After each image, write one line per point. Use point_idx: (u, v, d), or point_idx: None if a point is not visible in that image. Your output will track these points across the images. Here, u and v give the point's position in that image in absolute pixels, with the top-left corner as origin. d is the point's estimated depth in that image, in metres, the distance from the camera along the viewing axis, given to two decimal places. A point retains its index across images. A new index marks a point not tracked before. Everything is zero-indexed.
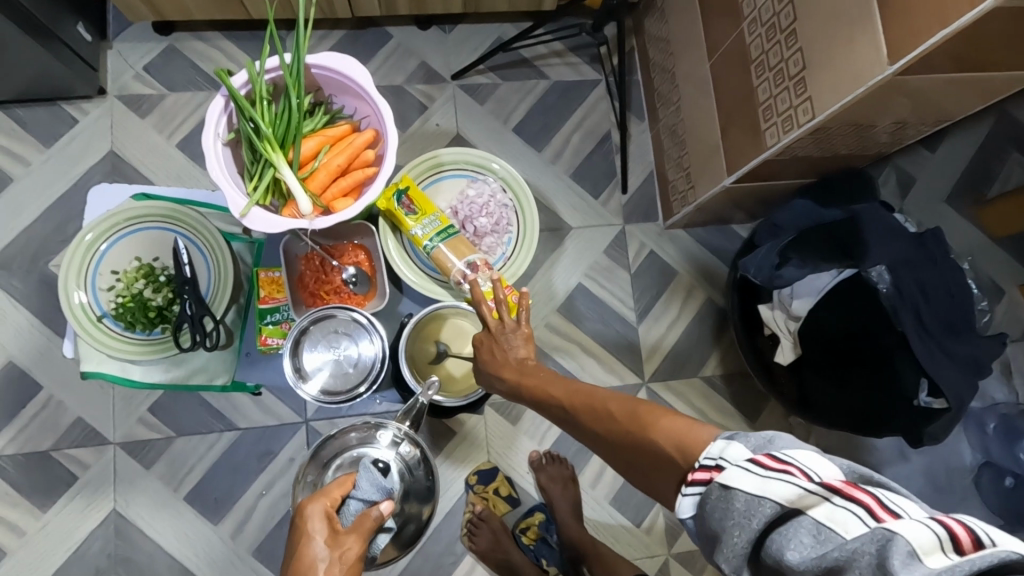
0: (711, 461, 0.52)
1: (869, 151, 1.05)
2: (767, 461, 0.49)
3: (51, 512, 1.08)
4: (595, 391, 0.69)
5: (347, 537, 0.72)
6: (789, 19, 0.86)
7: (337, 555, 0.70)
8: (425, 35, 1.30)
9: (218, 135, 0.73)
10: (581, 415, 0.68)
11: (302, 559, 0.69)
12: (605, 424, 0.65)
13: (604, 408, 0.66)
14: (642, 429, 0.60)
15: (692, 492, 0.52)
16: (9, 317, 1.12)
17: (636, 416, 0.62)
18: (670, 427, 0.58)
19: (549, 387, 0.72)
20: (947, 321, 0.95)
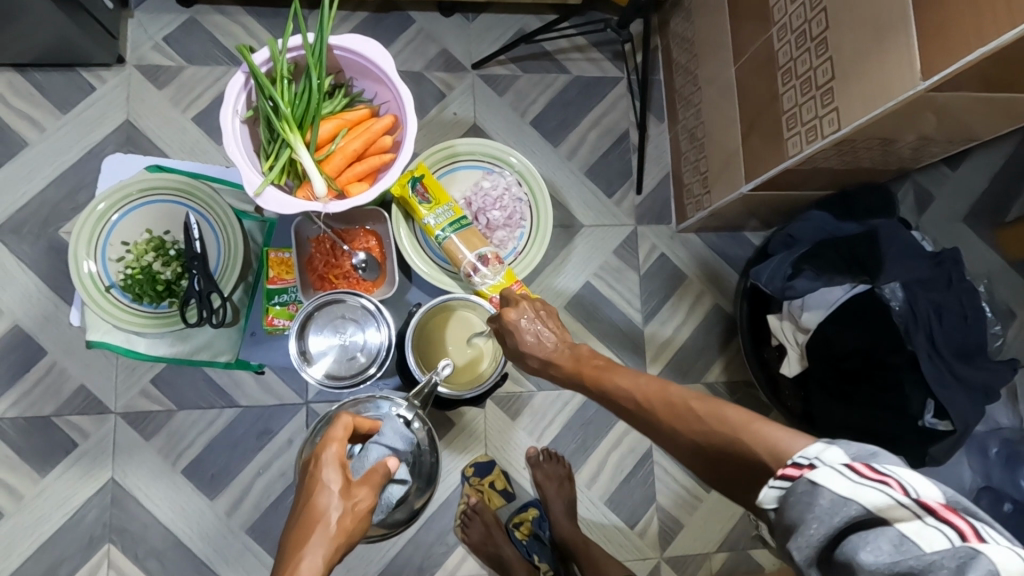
0: (805, 460, 0.49)
1: (890, 167, 1.03)
2: (865, 470, 0.47)
3: (50, 478, 1.09)
4: (668, 386, 0.65)
5: (359, 488, 0.65)
6: (820, 27, 0.84)
7: (352, 506, 0.63)
8: (447, 22, 1.28)
9: (237, 112, 0.72)
10: (656, 413, 0.63)
11: (312, 509, 0.62)
12: (687, 426, 0.60)
13: (683, 407, 0.61)
14: (736, 435, 0.56)
15: (779, 486, 0.50)
16: (17, 281, 1.12)
17: (725, 421, 0.58)
18: (771, 437, 0.54)
19: (612, 378, 0.70)
20: (960, 347, 0.95)
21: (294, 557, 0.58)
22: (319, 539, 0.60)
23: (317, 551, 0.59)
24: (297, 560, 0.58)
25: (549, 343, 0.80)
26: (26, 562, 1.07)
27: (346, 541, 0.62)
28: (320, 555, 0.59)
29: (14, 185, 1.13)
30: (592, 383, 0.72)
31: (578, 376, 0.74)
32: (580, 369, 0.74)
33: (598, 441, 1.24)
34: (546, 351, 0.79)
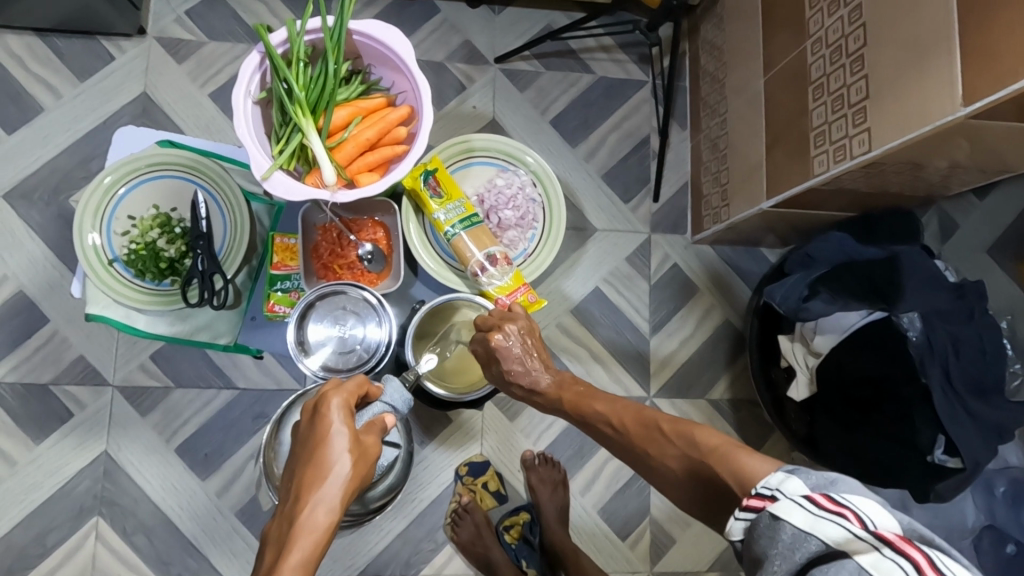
0: (767, 491, 0.50)
1: (918, 192, 1.00)
2: (823, 501, 0.47)
3: (44, 445, 1.09)
4: (645, 411, 0.70)
5: (366, 438, 0.62)
6: (858, 43, 0.81)
7: (361, 456, 0.60)
8: (473, 13, 1.26)
9: (250, 93, 0.70)
10: (632, 435, 0.69)
11: (321, 459, 0.58)
12: (658, 447, 0.65)
13: (654, 430, 0.67)
14: (700, 455, 0.61)
15: (744, 517, 0.51)
16: (24, 247, 1.11)
17: (692, 442, 0.62)
18: (729, 456, 0.58)
19: (594, 404, 0.75)
20: (976, 383, 0.92)
21: (303, 506, 0.54)
22: (330, 487, 0.56)
23: (329, 501, 0.55)
24: (308, 508, 0.54)
25: (537, 369, 0.84)
26: (15, 529, 1.06)
27: (355, 489, 0.58)
28: (331, 503, 0.55)
29: (27, 150, 1.13)
30: (575, 407, 0.77)
31: (565, 401, 0.79)
32: (567, 394, 0.80)
33: (595, 449, 1.22)
34: (534, 377, 0.84)
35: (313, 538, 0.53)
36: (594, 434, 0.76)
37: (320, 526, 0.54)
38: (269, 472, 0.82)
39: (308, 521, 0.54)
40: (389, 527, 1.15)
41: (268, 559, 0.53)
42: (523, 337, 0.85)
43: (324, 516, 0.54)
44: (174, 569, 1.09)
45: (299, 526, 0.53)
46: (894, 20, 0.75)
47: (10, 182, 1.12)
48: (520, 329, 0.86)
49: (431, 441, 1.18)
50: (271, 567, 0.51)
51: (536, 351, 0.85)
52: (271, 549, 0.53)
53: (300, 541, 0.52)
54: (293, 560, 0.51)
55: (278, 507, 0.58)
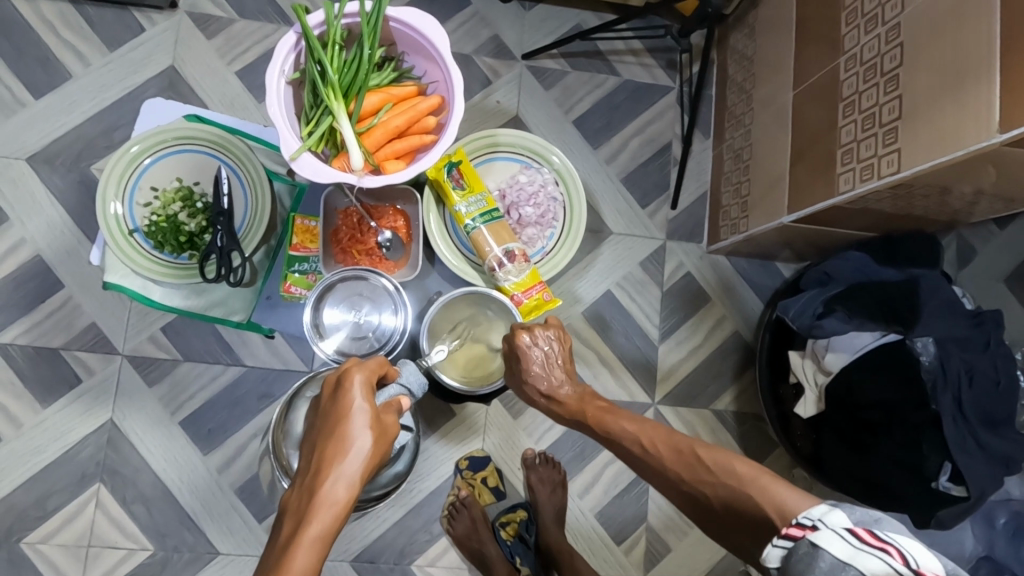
0: (807, 521, 0.50)
1: (941, 217, 0.99)
2: (867, 536, 0.47)
3: (51, 410, 1.09)
4: (674, 434, 0.71)
5: (386, 416, 0.62)
6: (894, 62, 0.81)
7: (381, 433, 0.60)
8: (504, 8, 1.26)
9: (283, 73, 0.70)
10: (658, 456, 0.69)
11: (342, 434, 0.58)
12: (691, 471, 0.66)
13: (689, 454, 0.67)
14: (739, 485, 0.61)
15: (781, 545, 0.50)
16: (44, 211, 1.12)
17: (729, 471, 0.63)
18: (771, 490, 0.59)
19: (621, 421, 0.76)
20: (987, 414, 0.91)
21: (323, 480, 0.55)
22: (351, 463, 0.57)
23: (348, 476, 0.56)
24: (328, 483, 0.55)
25: (559, 379, 0.86)
26: (18, 490, 1.07)
27: (374, 466, 0.59)
28: (351, 478, 0.56)
29: (53, 115, 1.13)
30: (601, 423, 0.78)
31: (589, 416, 0.80)
32: (589, 410, 0.81)
33: (597, 452, 1.22)
34: (557, 386, 0.85)
35: (332, 511, 0.54)
36: (614, 450, 0.76)
37: (339, 501, 0.55)
38: (277, 450, 0.81)
39: (328, 495, 0.55)
40: (385, 515, 1.15)
41: (286, 529, 0.54)
42: (552, 347, 0.87)
43: (343, 491, 0.55)
44: (171, 541, 1.10)
45: (319, 499, 0.54)
46: (933, 42, 0.75)
47: (34, 146, 1.13)
48: (549, 336, 0.87)
49: (433, 432, 1.18)
50: (290, 537, 0.53)
51: (562, 363, 0.87)
52: (290, 519, 0.54)
53: (319, 514, 0.53)
54: (312, 532, 0.52)
55: (298, 478, 0.58)
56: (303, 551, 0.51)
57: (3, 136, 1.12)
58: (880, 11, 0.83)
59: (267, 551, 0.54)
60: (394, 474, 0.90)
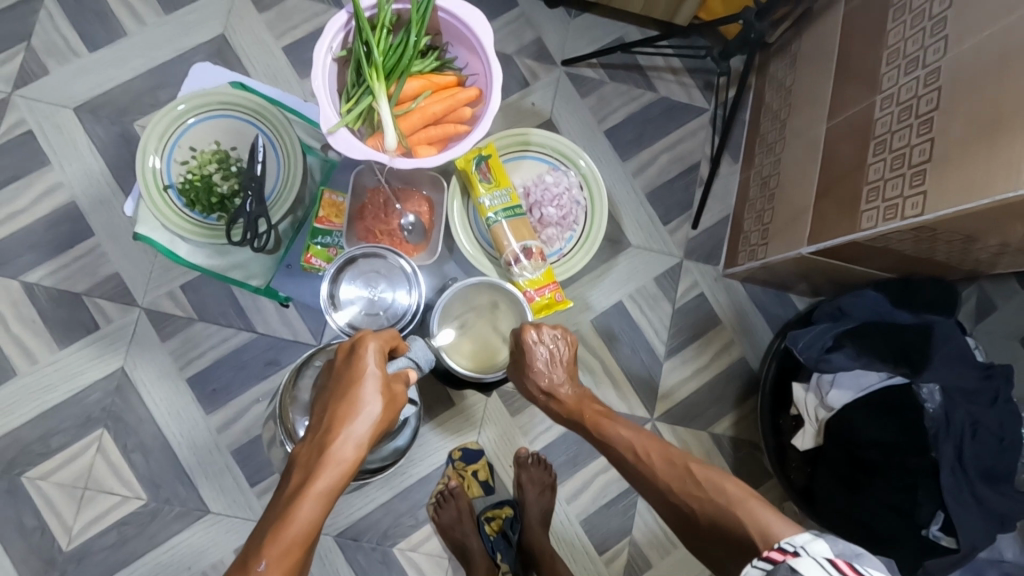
0: (790, 547, 0.52)
1: (963, 266, 0.99)
2: (844, 567, 0.47)
3: (66, 351, 1.13)
4: (669, 446, 0.73)
5: (396, 385, 0.65)
6: (930, 105, 0.81)
7: (390, 400, 0.63)
8: (550, 12, 1.28)
9: (330, 50, 0.73)
10: (651, 466, 0.73)
11: (354, 398, 0.62)
12: (683, 485, 0.68)
13: (681, 467, 0.69)
14: (727, 503, 0.64)
15: (761, 567, 0.51)
16: (83, 159, 1.16)
17: (719, 490, 0.65)
18: (756, 512, 0.61)
19: (617, 428, 0.79)
20: (988, 469, 0.91)
21: (333, 438, 0.59)
22: (360, 425, 0.60)
23: (356, 437, 0.60)
24: (338, 441, 0.59)
25: (560, 378, 0.88)
26: (25, 424, 1.11)
27: (381, 431, 0.62)
28: (359, 439, 0.60)
29: (104, 68, 1.17)
30: (597, 427, 0.81)
31: (584, 417, 0.84)
32: (586, 412, 0.84)
33: (589, 459, 1.23)
34: (557, 384, 0.88)
35: (339, 469, 0.58)
36: (608, 454, 0.79)
37: (346, 460, 0.58)
38: (283, 414, 0.82)
39: (337, 453, 0.58)
40: (373, 495, 1.17)
41: (294, 480, 0.58)
42: (557, 346, 0.89)
43: (351, 450, 0.59)
44: (164, 493, 1.12)
45: (328, 456, 0.58)
46: (972, 89, 0.75)
47: (83, 96, 1.16)
48: (557, 335, 0.90)
49: (430, 420, 1.19)
50: (298, 488, 0.57)
51: (564, 362, 0.89)
52: (299, 472, 0.59)
53: (327, 470, 0.57)
54: (319, 486, 0.57)
55: (308, 434, 0.62)
56: (310, 503, 0.56)
57: (54, 83, 1.16)
58: (922, 54, 0.84)
59: (275, 498, 0.59)
60: (394, 448, 0.92)
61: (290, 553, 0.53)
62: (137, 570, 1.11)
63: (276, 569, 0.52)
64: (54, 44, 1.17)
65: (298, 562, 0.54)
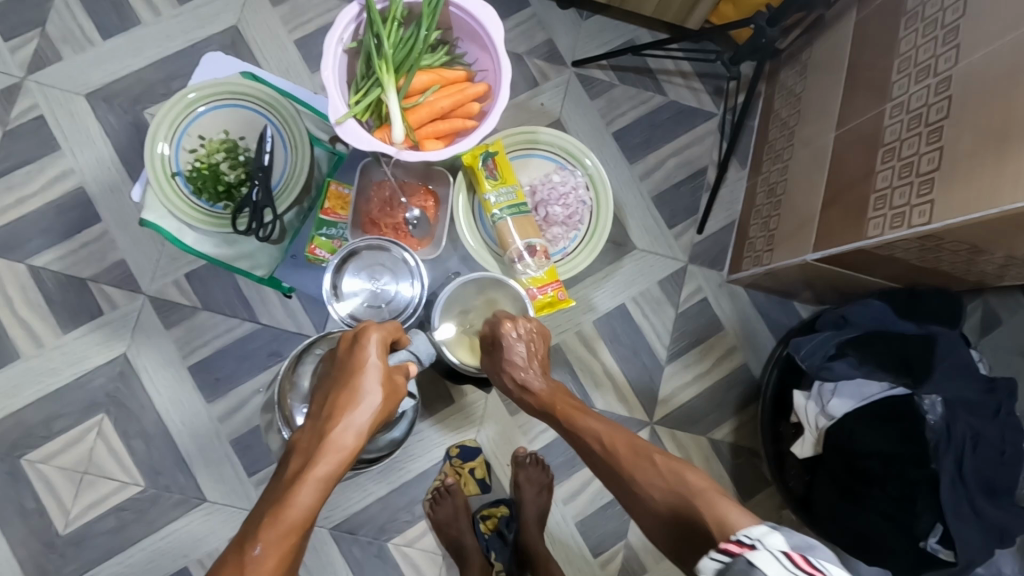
0: (746, 539, 0.51)
1: (969, 278, 0.98)
2: (800, 561, 0.46)
3: (71, 335, 1.13)
4: (636, 438, 0.74)
5: (397, 376, 0.66)
6: (940, 114, 0.81)
7: (391, 391, 0.64)
8: (562, 14, 1.28)
9: (341, 41, 0.73)
10: (617, 457, 0.73)
11: (355, 387, 0.62)
12: (647, 477, 0.69)
13: (646, 459, 0.70)
14: (690, 495, 0.64)
15: (717, 558, 0.51)
16: (94, 146, 1.17)
17: (681, 480, 0.66)
18: (717, 504, 0.61)
19: (587, 419, 0.79)
20: (987, 482, 0.90)
21: (334, 426, 0.60)
22: (361, 414, 0.61)
23: (356, 425, 0.61)
24: (338, 429, 0.60)
25: (532, 370, 0.89)
26: (28, 407, 1.11)
27: (381, 421, 0.63)
28: (359, 428, 0.60)
29: (118, 57, 1.18)
30: (567, 419, 0.81)
31: (556, 410, 0.84)
32: (559, 404, 0.84)
33: None
34: (529, 377, 0.88)
35: (338, 456, 0.59)
36: (578, 447, 0.80)
37: (346, 447, 0.59)
38: (281, 400, 0.83)
39: (337, 440, 0.59)
40: (370, 489, 1.17)
41: (293, 465, 0.59)
42: (529, 337, 0.90)
43: (351, 438, 0.60)
44: (163, 480, 1.13)
45: (329, 442, 0.59)
46: (981, 100, 0.75)
47: (96, 83, 1.17)
48: (529, 326, 0.91)
49: (429, 416, 1.19)
50: (297, 473, 0.58)
51: (536, 355, 0.90)
52: (298, 458, 0.59)
53: (327, 457, 0.58)
54: (318, 472, 0.57)
55: (309, 421, 0.63)
56: (309, 488, 0.56)
57: (69, 71, 1.17)
58: (933, 63, 0.83)
59: (274, 482, 0.60)
60: (390, 440, 0.92)
61: (287, 537, 0.54)
62: (134, 556, 1.11)
63: (272, 552, 0.53)
64: (70, 32, 1.18)
65: (294, 546, 0.55)
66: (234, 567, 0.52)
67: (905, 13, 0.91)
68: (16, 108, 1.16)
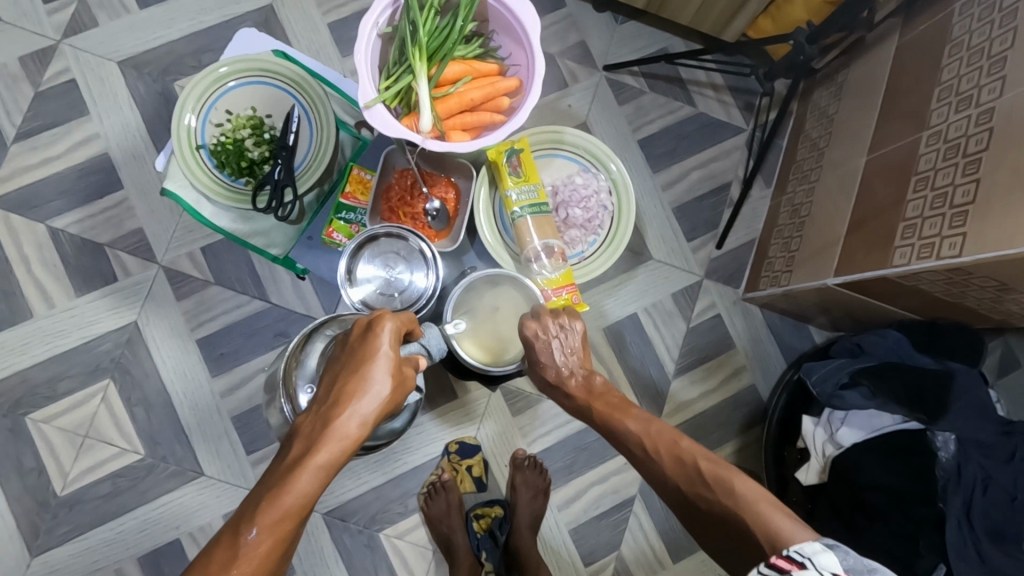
0: (798, 558, 0.49)
1: (993, 318, 0.95)
2: None
3: (84, 299, 1.14)
4: (678, 438, 0.72)
5: (406, 368, 0.65)
6: (979, 146, 0.79)
7: (399, 382, 0.63)
8: (597, 17, 1.27)
9: (376, 25, 0.72)
10: (661, 462, 0.72)
11: (364, 375, 0.62)
12: (692, 484, 0.68)
13: (689, 464, 0.69)
14: (734, 504, 0.63)
15: (766, 573, 0.48)
16: (121, 113, 1.17)
17: (729, 489, 0.64)
18: (769, 518, 0.59)
19: (626, 420, 0.78)
20: (995, 527, 0.88)
21: (339, 413, 0.59)
22: (367, 403, 0.60)
23: (362, 414, 0.60)
24: (343, 417, 0.59)
25: (570, 367, 0.87)
26: (35, 366, 1.12)
27: (387, 411, 0.63)
28: (364, 417, 0.60)
29: (152, 27, 1.19)
30: (606, 418, 0.80)
31: (595, 408, 0.82)
32: (596, 404, 0.83)
33: (586, 468, 1.21)
34: (566, 374, 0.87)
35: (341, 444, 0.58)
36: (619, 447, 0.79)
37: (350, 436, 0.59)
38: (286, 377, 0.82)
39: (340, 428, 0.59)
40: (365, 478, 1.16)
41: (294, 450, 0.59)
42: (564, 337, 0.88)
43: (355, 427, 0.59)
44: (161, 450, 1.13)
45: (332, 431, 0.59)
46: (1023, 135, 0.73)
47: (128, 51, 1.18)
48: (564, 326, 0.88)
49: (431, 410, 1.18)
50: (297, 459, 0.57)
51: (575, 350, 0.88)
52: (300, 443, 0.59)
53: (328, 444, 0.58)
54: (319, 460, 0.57)
55: (314, 404, 0.63)
56: (308, 475, 0.56)
57: (103, 37, 1.18)
58: (976, 93, 0.81)
59: (274, 465, 0.59)
60: (390, 430, 0.90)
61: (281, 523, 0.54)
62: (126, 524, 1.11)
63: (267, 537, 0.53)
64: None
65: (288, 533, 0.55)
66: (228, 549, 0.53)
67: (950, 41, 0.89)
68: (48, 69, 1.17)
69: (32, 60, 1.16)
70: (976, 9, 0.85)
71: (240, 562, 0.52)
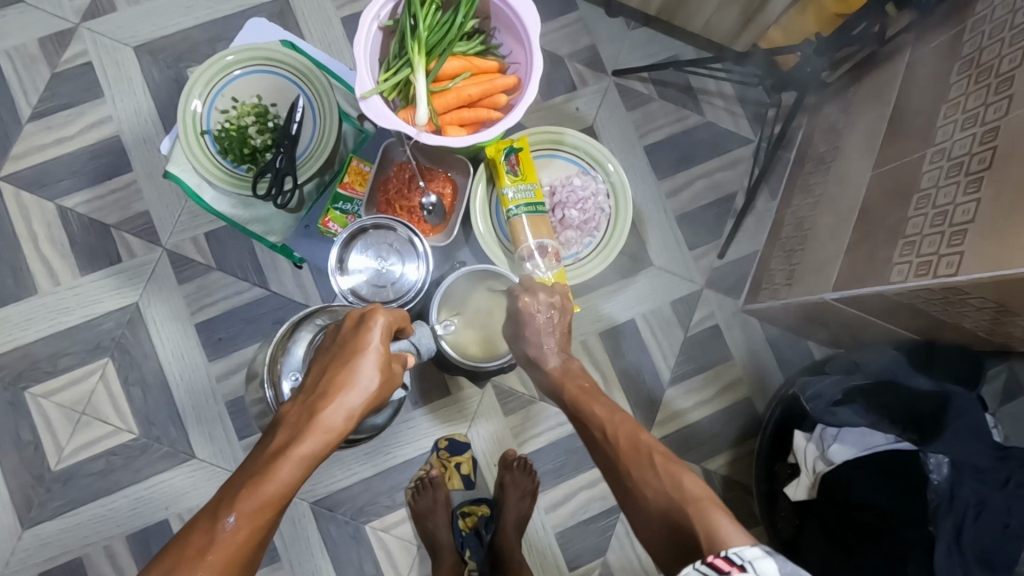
0: (737, 559, 0.47)
1: (993, 340, 0.94)
2: None
3: (87, 278, 1.16)
4: (640, 433, 0.73)
5: (395, 364, 0.66)
6: (982, 165, 0.78)
7: (388, 377, 0.64)
8: (609, 21, 1.27)
9: (377, 18, 0.73)
10: (618, 449, 0.73)
11: (352, 368, 0.62)
12: (641, 474, 0.68)
13: (646, 457, 0.69)
14: (681, 500, 0.63)
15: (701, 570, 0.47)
16: (134, 97, 1.19)
17: (677, 485, 0.65)
18: (710, 516, 0.59)
19: (594, 406, 0.79)
20: (985, 554, 0.85)
21: (325, 406, 0.60)
22: (354, 397, 0.61)
23: (348, 407, 0.61)
24: (329, 409, 0.60)
25: (549, 347, 0.89)
26: (37, 341, 1.14)
27: (373, 405, 0.63)
28: (351, 410, 0.61)
29: (169, 14, 1.21)
30: (575, 401, 0.82)
31: (567, 390, 0.84)
32: (569, 387, 0.84)
33: (575, 472, 1.20)
34: (545, 353, 0.89)
35: (326, 436, 0.59)
36: (582, 432, 0.80)
37: (335, 428, 0.60)
38: (273, 364, 0.83)
39: (326, 420, 0.59)
40: (355, 469, 1.17)
41: (279, 438, 0.59)
42: (552, 309, 0.90)
43: (340, 420, 0.60)
44: (155, 431, 1.14)
45: (318, 422, 0.59)
46: None
47: (145, 37, 1.20)
48: (552, 301, 0.90)
49: (424, 405, 1.19)
50: (280, 448, 0.58)
51: (558, 328, 0.90)
52: (285, 431, 0.59)
53: (313, 436, 0.58)
54: (303, 450, 0.58)
55: (300, 393, 0.63)
56: (290, 466, 0.57)
57: (122, 22, 1.20)
58: (982, 111, 0.80)
59: (256, 453, 0.60)
60: (373, 425, 0.91)
61: (260, 512, 0.54)
62: (117, 502, 1.13)
63: (245, 524, 0.53)
64: None
65: (267, 521, 0.55)
66: (205, 533, 0.53)
67: (960, 59, 0.88)
68: (66, 51, 1.19)
69: (51, 42, 1.19)
70: (988, 27, 0.85)
71: (216, 548, 0.52)
